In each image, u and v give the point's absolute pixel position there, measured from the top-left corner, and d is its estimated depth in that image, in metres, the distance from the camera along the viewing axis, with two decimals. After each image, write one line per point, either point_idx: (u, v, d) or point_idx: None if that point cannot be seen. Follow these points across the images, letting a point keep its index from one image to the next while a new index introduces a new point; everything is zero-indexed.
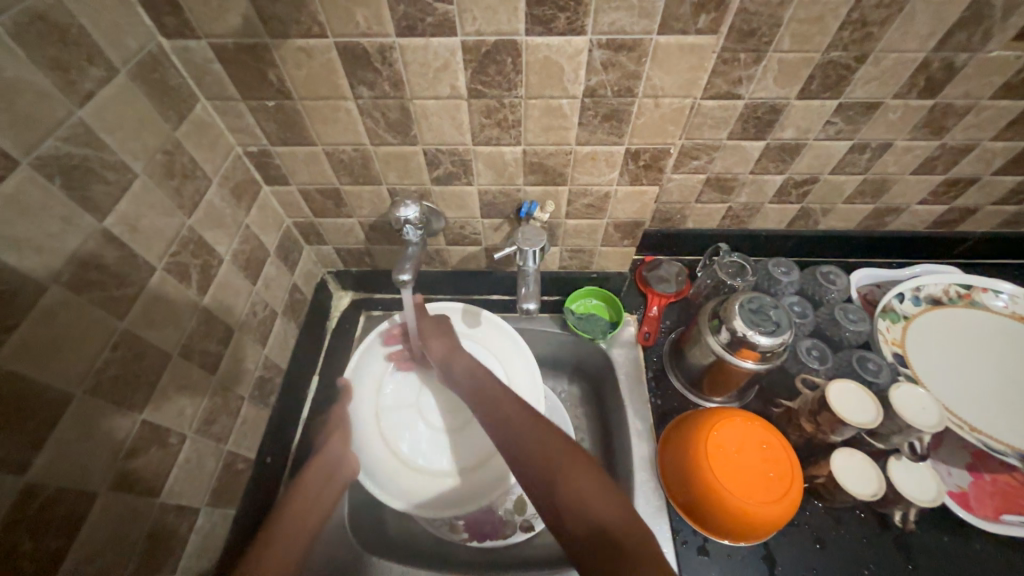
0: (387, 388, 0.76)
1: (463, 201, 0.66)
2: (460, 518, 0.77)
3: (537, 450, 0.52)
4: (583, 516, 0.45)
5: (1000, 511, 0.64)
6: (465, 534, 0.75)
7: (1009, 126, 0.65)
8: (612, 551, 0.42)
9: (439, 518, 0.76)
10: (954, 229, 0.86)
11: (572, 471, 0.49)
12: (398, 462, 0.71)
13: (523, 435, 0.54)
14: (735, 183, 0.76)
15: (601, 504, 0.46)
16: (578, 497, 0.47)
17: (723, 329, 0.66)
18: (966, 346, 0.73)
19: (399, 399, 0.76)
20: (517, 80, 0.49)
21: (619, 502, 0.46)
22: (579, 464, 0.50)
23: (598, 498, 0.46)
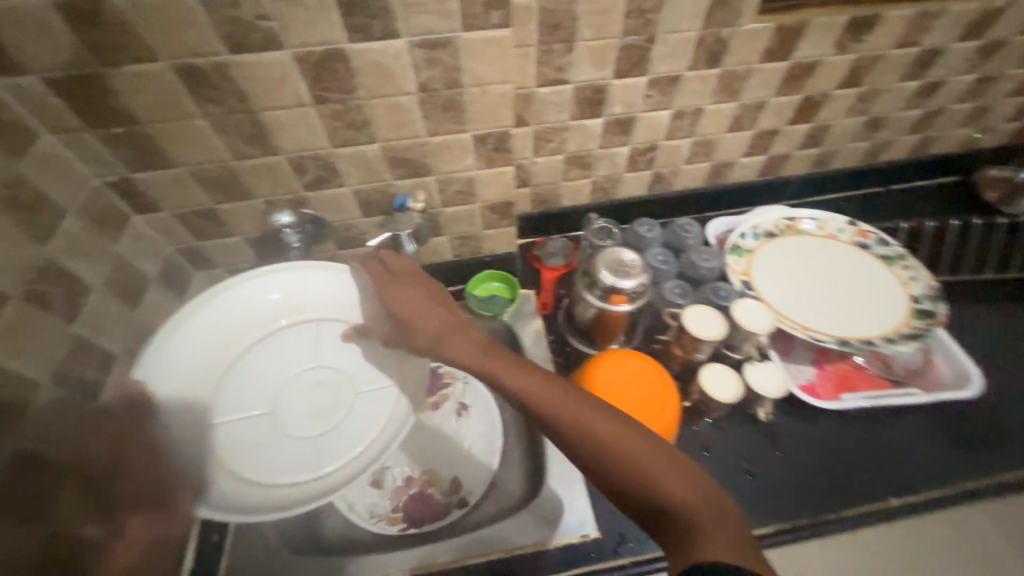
0: (227, 392, 0.62)
1: (341, 204, 0.70)
2: (398, 510, 0.79)
3: (580, 422, 0.52)
4: (651, 488, 0.46)
5: (840, 392, 0.77)
6: (404, 524, 0.78)
7: (783, 83, 0.81)
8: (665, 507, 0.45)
9: (375, 514, 0.78)
10: (779, 175, 1.02)
11: (599, 429, 0.51)
12: (230, 469, 0.58)
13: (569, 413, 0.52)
14: (590, 159, 0.87)
15: (670, 483, 0.46)
16: (623, 458, 0.48)
17: (595, 284, 0.75)
18: (797, 266, 0.87)
19: (246, 402, 0.63)
20: (355, 84, 0.55)
21: (666, 468, 0.47)
22: (614, 430, 0.50)
23: (649, 457, 0.48)
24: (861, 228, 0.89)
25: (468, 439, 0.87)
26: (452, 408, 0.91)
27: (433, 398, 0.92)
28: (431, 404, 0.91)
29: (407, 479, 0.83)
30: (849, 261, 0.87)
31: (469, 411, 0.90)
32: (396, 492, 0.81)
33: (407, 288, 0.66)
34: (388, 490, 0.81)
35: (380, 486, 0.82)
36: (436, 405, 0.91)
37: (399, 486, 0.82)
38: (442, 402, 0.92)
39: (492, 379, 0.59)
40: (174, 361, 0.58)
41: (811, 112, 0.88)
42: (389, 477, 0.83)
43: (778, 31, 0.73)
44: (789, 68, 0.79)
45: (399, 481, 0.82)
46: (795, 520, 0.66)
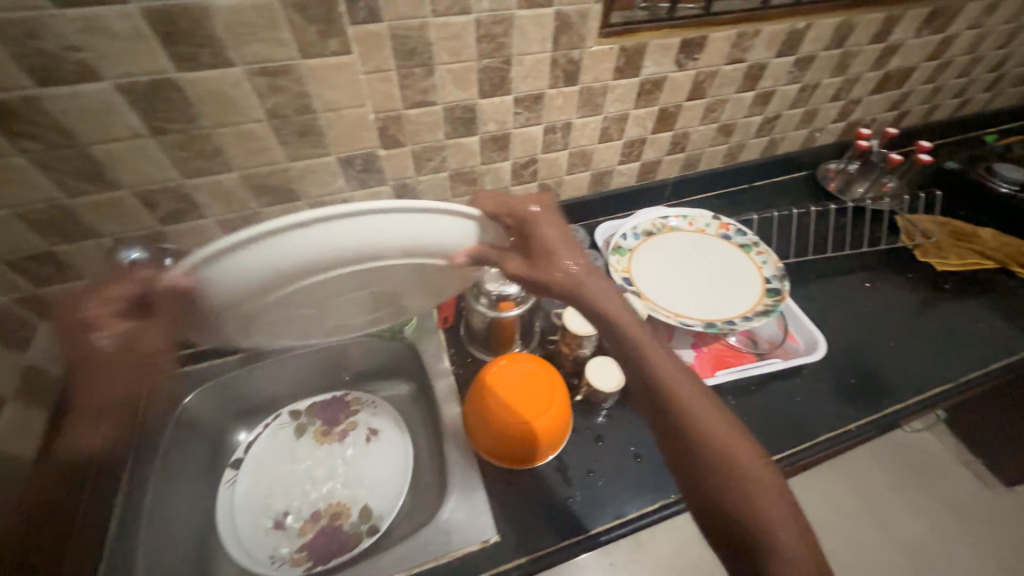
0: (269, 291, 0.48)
1: (207, 236, 0.68)
2: (303, 550, 0.75)
3: (697, 423, 0.50)
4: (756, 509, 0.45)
5: (716, 369, 0.85)
6: (308, 563, 0.73)
7: (638, 97, 0.90)
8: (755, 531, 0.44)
9: (277, 558, 0.74)
10: (655, 180, 1.12)
11: (699, 421, 0.50)
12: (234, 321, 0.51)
13: (687, 417, 0.50)
14: (474, 175, 0.90)
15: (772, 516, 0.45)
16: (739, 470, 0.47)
17: (483, 294, 0.78)
18: (672, 259, 0.95)
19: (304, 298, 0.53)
20: (195, 113, 0.54)
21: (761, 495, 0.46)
22: (740, 443, 0.49)
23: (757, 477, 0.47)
24: (723, 222, 1.00)
25: (378, 463, 0.86)
26: (361, 435, 0.89)
27: (340, 427, 0.90)
28: (338, 434, 0.89)
29: (313, 515, 0.79)
30: (716, 251, 0.96)
31: (378, 435, 0.89)
32: (302, 531, 0.77)
33: (580, 263, 0.57)
34: (293, 530, 0.77)
35: (283, 527, 0.77)
36: (344, 434, 0.89)
37: (305, 524, 0.78)
38: (350, 430, 0.90)
39: (629, 361, 0.54)
40: (297, 261, 0.47)
41: (669, 122, 0.99)
42: (293, 517, 0.79)
43: (622, 52, 0.81)
44: (640, 84, 0.88)
45: (304, 519, 0.79)
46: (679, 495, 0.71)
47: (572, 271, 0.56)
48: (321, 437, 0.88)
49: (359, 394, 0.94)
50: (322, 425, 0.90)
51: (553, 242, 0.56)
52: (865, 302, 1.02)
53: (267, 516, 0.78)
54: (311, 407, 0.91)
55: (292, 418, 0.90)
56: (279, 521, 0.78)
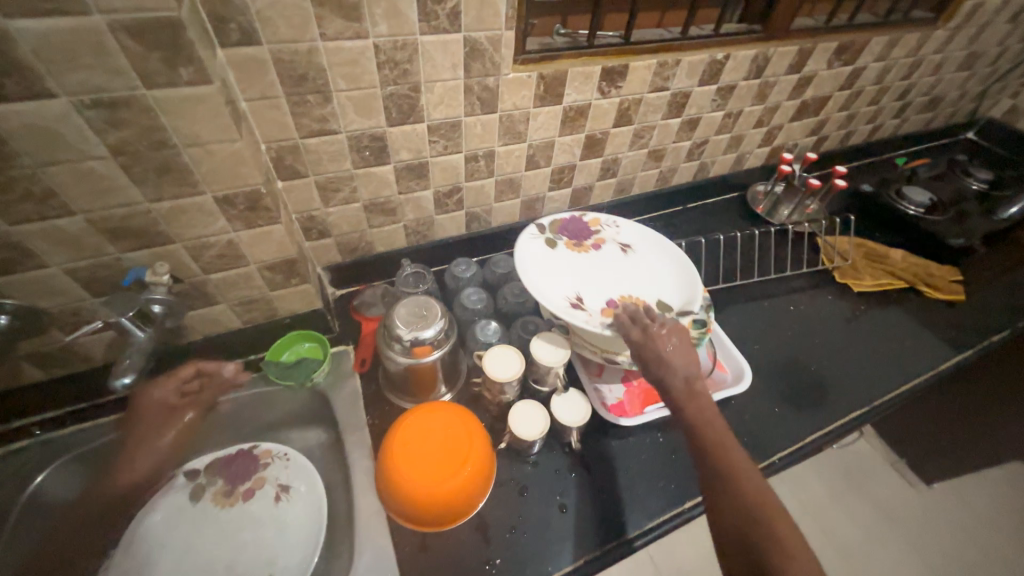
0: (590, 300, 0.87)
1: (53, 286, 0.57)
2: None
3: (731, 464, 0.56)
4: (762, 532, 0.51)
5: (646, 405, 0.82)
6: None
7: (563, 124, 0.87)
8: (752, 537, 0.51)
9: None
10: (589, 204, 1.11)
11: (733, 460, 0.57)
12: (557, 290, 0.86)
13: (716, 458, 0.57)
14: (392, 205, 0.84)
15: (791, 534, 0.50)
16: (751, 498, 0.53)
17: (396, 340, 0.71)
18: (602, 287, 0.90)
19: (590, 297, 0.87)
20: (10, 151, 0.45)
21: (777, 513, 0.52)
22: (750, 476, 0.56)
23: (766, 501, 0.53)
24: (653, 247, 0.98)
25: (286, 527, 0.76)
26: (269, 494, 0.79)
27: (246, 486, 0.80)
28: (242, 494, 0.79)
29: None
30: (648, 279, 0.93)
31: (289, 493, 0.79)
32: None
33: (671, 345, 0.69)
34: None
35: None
36: (250, 494, 0.79)
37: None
38: (257, 489, 0.80)
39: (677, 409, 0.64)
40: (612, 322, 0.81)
41: (597, 148, 0.97)
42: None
43: (541, 79, 0.78)
44: (564, 112, 0.85)
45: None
46: (604, 548, 0.66)
47: (659, 349, 0.69)
48: (221, 500, 0.78)
49: (270, 445, 0.84)
50: (223, 484, 0.80)
51: (635, 341, 0.72)
52: (792, 326, 1.03)
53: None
54: (211, 464, 0.81)
55: (188, 480, 0.79)
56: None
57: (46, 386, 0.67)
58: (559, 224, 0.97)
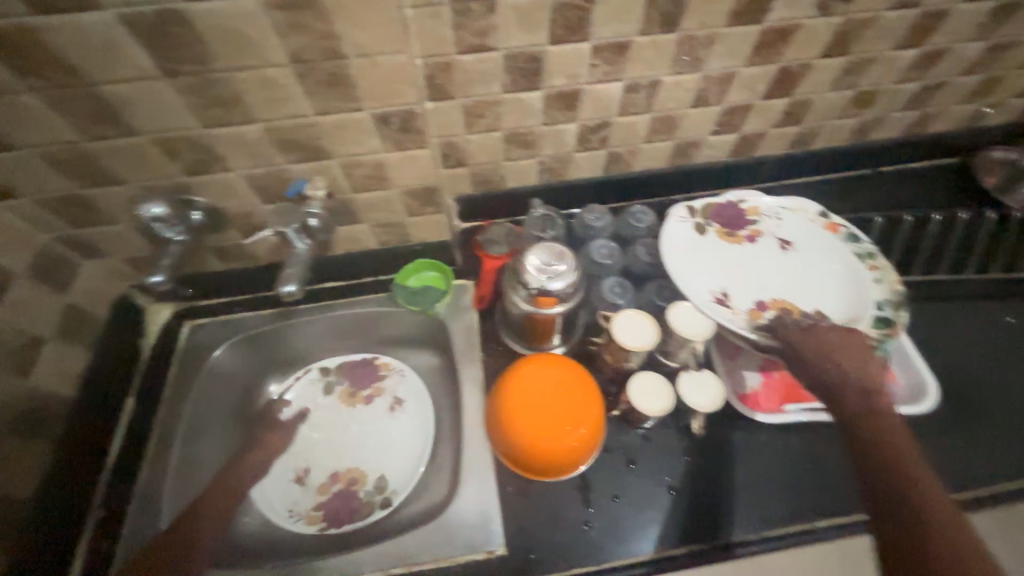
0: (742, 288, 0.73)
1: (232, 189, 0.62)
2: (319, 509, 0.76)
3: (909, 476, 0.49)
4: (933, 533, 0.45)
5: (784, 402, 0.71)
6: (322, 524, 0.75)
7: (755, 51, 0.70)
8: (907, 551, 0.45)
9: (294, 513, 0.75)
10: (753, 156, 0.92)
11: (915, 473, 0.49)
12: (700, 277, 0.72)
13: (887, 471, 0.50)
14: (533, 137, 0.77)
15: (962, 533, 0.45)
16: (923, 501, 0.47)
17: (522, 286, 0.68)
18: (755, 262, 0.76)
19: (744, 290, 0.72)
20: (207, 53, 0.46)
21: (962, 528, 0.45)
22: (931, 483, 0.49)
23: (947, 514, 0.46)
24: (831, 221, 0.79)
25: (399, 436, 0.83)
26: (386, 403, 0.85)
27: (367, 391, 0.86)
28: (364, 398, 0.85)
29: (332, 477, 0.79)
30: (818, 260, 0.76)
31: (403, 407, 0.85)
32: (319, 490, 0.78)
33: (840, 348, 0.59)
34: (311, 488, 0.78)
35: (302, 483, 0.78)
36: (370, 399, 0.85)
37: (323, 484, 0.79)
38: (376, 396, 0.86)
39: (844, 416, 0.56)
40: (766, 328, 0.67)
41: (788, 86, 0.77)
42: (313, 475, 0.79)
43: None
44: (761, 34, 0.67)
45: (323, 479, 0.79)
46: (712, 541, 0.63)
47: (824, 353, 0.59)
48: (347, 399, 0.85)
49: (390, 359, 0.89)
50: (348, 385, 0.86)
51: (795, 340, 0.62)
52: None
53: (289, 470, 0.79)
54: (340, 366, 0.87)
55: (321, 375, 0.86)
56: (298, 476, 0.79)
57: (224, 276, 0.77)
58: (713, 209, 0.81)
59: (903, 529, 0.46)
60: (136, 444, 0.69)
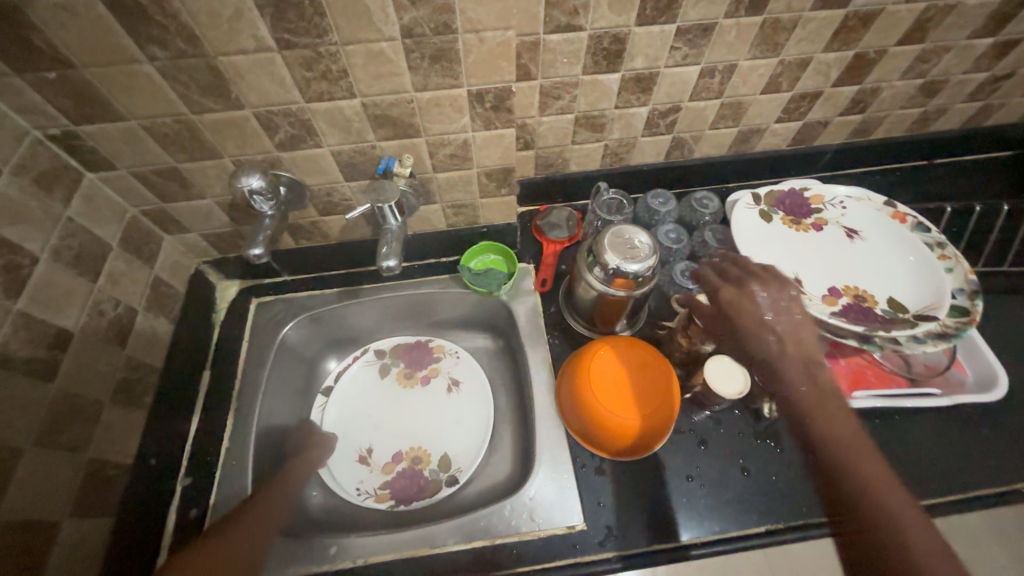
0: (812, 278, 0.74)
1: (320, 166, 0.62)
2: (386, 487, 0.75)
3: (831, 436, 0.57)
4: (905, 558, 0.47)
5: (853, 389, 0.72)
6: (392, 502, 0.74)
7: (835, 36, 0.70)
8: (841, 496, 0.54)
9: (363, 491, 0.74)
10: (814, 144, 0.92)
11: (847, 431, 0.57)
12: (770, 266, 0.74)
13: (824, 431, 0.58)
14: (604, 120, 0.77)
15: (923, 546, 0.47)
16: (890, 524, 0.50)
17: (597, 266, 0.68)
18: (821, 251, 0.77)
19: (814, 280, 0.74)
20: (325, 25, 0.46)
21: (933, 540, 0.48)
22: (897, 493, 0.52)
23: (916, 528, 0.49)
24: (899, 210, 0.78)
25: (460, 416, 0.81)
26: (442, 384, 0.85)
27: (423, 372, 0.85)
28: (421, 379, 0.85)
29: (396, 456, 0.78)
30: (885, 252, 0.77)
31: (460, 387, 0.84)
32: (385, 469, 0.77)
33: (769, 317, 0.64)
34: (376, 466, 0.77)
35: (367, 462, 0.77)
36: (427, 380, 0.85)
37: (388, 463, 0.77)
38: (432, 377, 0.85)
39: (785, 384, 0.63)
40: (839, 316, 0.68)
41: (860, 73, 0.77)
42: (376, 454, 0.78)
43: None
44: (843, 19, 0.67)
45: (387, 458, 0.77)
46: (787, 523, 0.63)
47: (758, 320, 0.63)
48: (404, 380, 0.85)
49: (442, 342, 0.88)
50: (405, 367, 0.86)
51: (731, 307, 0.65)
52: None
53: (352, 449, 0.78)
54: (395, 348, 0.87)
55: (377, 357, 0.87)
56: (362, 456, 0.77)
57: (296, 254, 0.78)
58: (777, 196, 0.81)
59: (831, 482, 0.55)
60: (214, 416, 0.70)
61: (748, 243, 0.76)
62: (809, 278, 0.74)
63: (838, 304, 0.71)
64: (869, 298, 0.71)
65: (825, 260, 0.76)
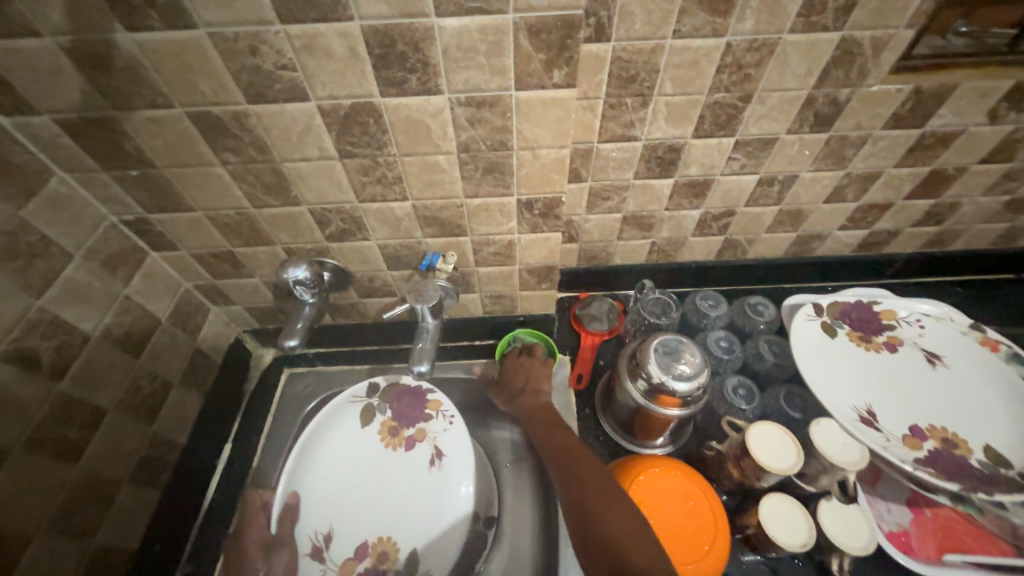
0: (888, 409, 0.65)
1: (366, 256, 0.63)
2: None
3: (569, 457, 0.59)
4: (590, 524, 0.51)
5: (943, 551, 0.60)
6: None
7: (909, 153, 0.66)
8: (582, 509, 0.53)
9: None
10: (882, 252, 0.85)
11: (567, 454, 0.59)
12: (837, 391, 0.66)
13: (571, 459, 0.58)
14: (653, 220, 0.75)
15: (609, 515, 0.51)
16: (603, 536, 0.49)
17: (640, 377, 0.63)
18: (898, 377, 0.69)
19: (890, 411, 0.65)
20: (386, 140, 0.48)
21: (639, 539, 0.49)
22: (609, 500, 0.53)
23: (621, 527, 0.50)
24: (989, 336, 0.70)
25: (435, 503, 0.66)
26: (425, 454, 0.68)
27: (410, 433, 0.69)
28: (406, 441, 0.69)
29: (358, 552, 0.63)
30: (976, 384, 0.67)
31: (444, 462, 0.67)
32: (342, 570, 0.62)
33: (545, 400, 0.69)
34: (332, 568, 0.62)
35: (322, 557, 0.62)
36: (412, 444, 0.69)
37: (347, 561, 0.62)
38: (417, 441, 0.69)
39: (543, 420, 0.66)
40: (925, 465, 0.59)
41: (935, 188, 0.72)
42: (335, 545, 0.63)
43: (912, 94, 0.58)
44: (919, 137, 0.64)
45: (348, 554, 0.63)
46: None
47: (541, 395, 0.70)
48: (388, 437, 0.70)
49: (439, 398, 0.71)
50: (390, 418, 0.70)
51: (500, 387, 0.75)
52: None
53: (307, 538, 0.63)
54: (389, 389, 0.71)
55: (366, 394, 0.71)
56: (317, 547, 0.62)
57: (331, 330, 0.78)
58: (842, 308, 0.75)
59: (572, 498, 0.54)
60: (226, 497, 0.67)
61: (812, 361, 0.69)
62: (886, 409, 0.65)
63: (923, 448, 0.61)
64: (961, 443, 0.61)
65: (901, 387, 0.68)
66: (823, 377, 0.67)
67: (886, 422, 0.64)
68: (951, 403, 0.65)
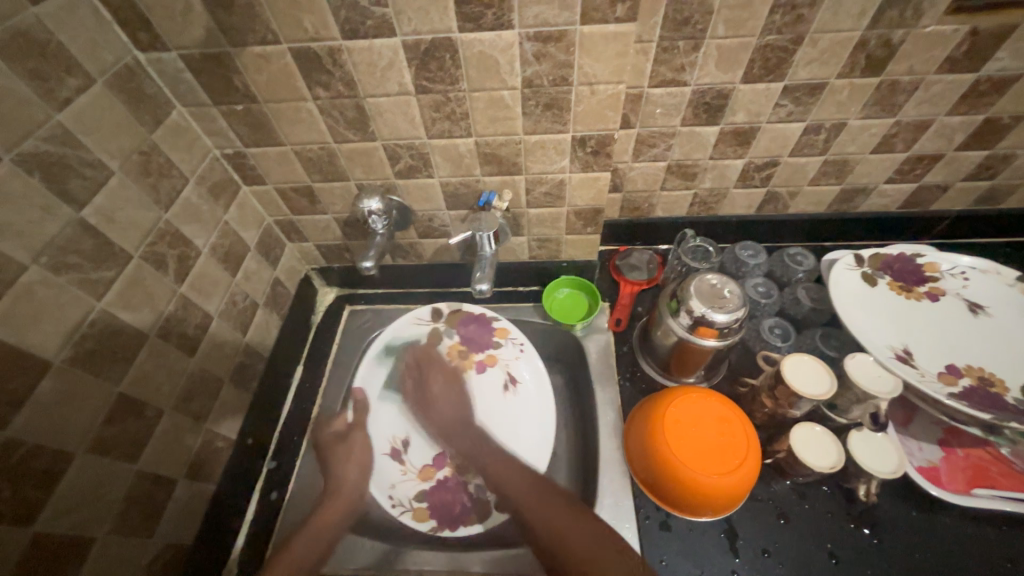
0: (923, 350, 0.67)
1: (428, 194, 0.69)
2: (423, 499, 0.67)
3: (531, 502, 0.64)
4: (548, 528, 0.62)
5: (972, 485, 0.63)
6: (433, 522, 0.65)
7: (962, 100, 0.66)
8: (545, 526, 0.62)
9: (397, 502, 0.66)
10: (927, 209, 0.85)
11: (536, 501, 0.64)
12: (874, 332, 0.68)
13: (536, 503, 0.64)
14: (696, 169, 0.77)
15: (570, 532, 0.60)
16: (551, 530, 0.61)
17: (681, 311, 0.66)
18: (938, 324, 0.70)
19: (927, 354, 0.67)
20: (458, 75, 0.53)
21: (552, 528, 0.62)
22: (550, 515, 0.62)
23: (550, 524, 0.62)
24: None
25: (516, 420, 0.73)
26: (499, 378, 0.77)
27: (479, 357, 0.78)
28: (476, 364, 0.78)
29: (437, 460, 0.71)
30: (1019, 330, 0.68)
31: (518, 386, 0.75)
32: (423, 475, 0.69)
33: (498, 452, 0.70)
34: (412, 470, 0.70)
35: (400, 458, 0.71)
36: (482, 367, 0.77)
37: (426, 467, 0.70)
38: (488, 365, 0.78)
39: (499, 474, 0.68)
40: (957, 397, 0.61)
41: (989, 138, 0.71)
42: (413, 451, 0.72)
43: (969, 36, 0.59)
44: (974, 82, 0.64)
45: (427, 461, 0.71)
46: None
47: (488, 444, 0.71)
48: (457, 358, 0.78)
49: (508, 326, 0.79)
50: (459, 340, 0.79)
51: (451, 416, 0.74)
52: None
53: (386, 440, 0.71)
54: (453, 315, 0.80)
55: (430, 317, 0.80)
56: (396, 449, 0.71)
57: (388, 270, 0.85)
58: (883, 258, 0.76)
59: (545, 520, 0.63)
60: (301, 409, 0.76)
61: (849, 305, 0.71)
62: (923, 351, 0.67)
63: (958, 384, 0.64)
64: (1000, 383, 0.63)
65: (940, 334, 0.69)
66: (861, 318, 0.70)
67: (923, 364, 0.66)
68: (992, 348, 0.67)
